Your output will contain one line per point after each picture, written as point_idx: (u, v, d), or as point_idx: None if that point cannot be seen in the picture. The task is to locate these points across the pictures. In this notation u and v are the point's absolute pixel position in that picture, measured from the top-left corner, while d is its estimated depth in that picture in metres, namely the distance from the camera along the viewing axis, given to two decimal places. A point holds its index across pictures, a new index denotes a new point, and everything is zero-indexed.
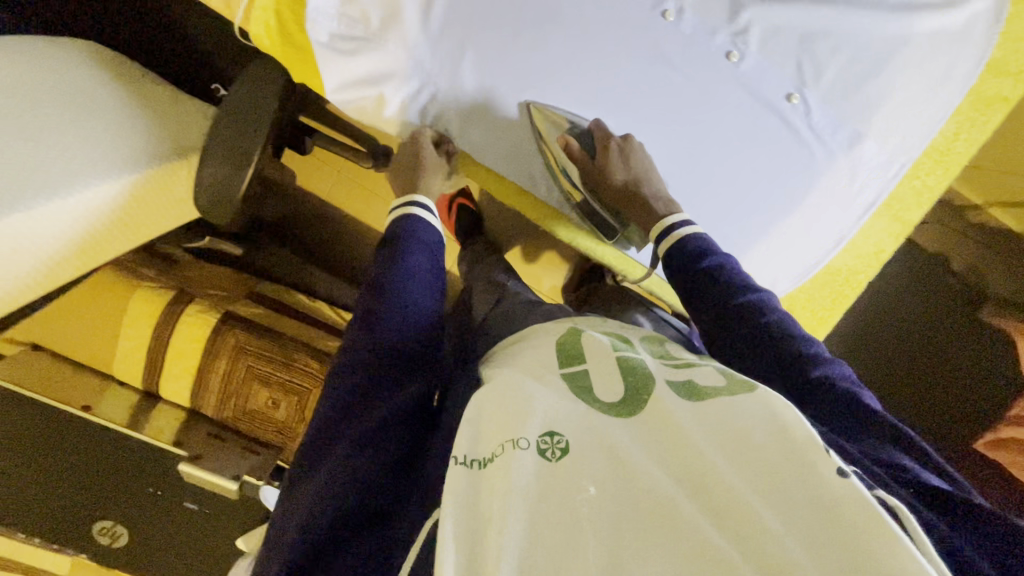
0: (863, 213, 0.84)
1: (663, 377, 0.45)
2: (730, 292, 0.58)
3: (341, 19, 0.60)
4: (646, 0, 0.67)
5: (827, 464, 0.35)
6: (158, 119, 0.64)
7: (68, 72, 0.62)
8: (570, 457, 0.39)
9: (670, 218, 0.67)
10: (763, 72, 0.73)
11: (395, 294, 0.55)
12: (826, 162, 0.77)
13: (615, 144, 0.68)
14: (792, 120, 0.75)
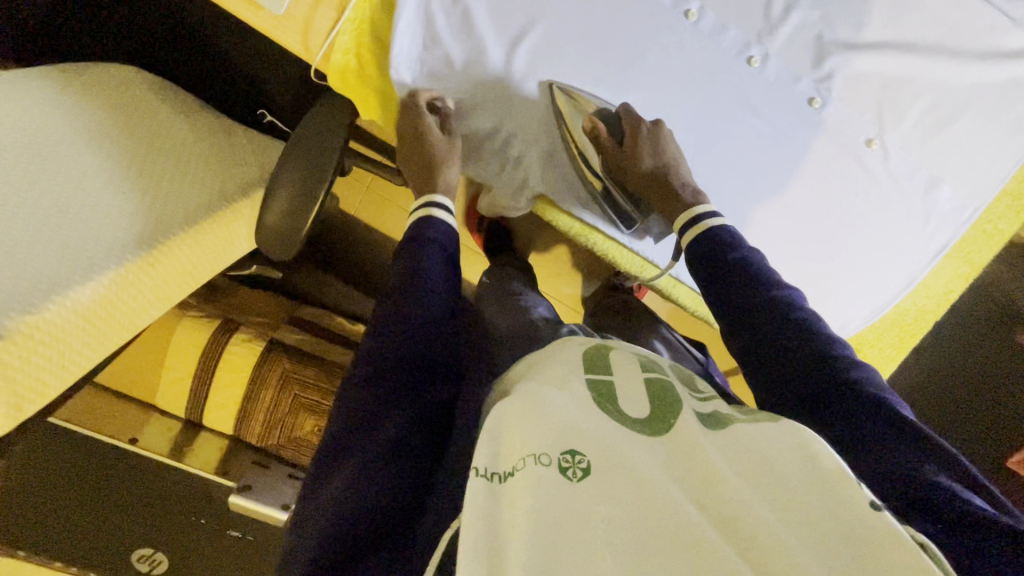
0: (936, 254, 0.76)
1: (692, 407, 0.39)
2: (758, 288, 0.52)
3: (424, 61, 0.60)
4: (731, 44, 0.64)
5: (857, 495, 0.31)
6: (217, 163, 0.65)
7: (121, 105, 0.64)
8: (596, 476, 0.33)
9: (697, 207, 0.59)
10: (845, 118, 0.68)
11: (406, 306, 0.49)
12: (904, 207, 0.72)
13: (644, 129, 0.61)
14: (874, 168, 0.69)
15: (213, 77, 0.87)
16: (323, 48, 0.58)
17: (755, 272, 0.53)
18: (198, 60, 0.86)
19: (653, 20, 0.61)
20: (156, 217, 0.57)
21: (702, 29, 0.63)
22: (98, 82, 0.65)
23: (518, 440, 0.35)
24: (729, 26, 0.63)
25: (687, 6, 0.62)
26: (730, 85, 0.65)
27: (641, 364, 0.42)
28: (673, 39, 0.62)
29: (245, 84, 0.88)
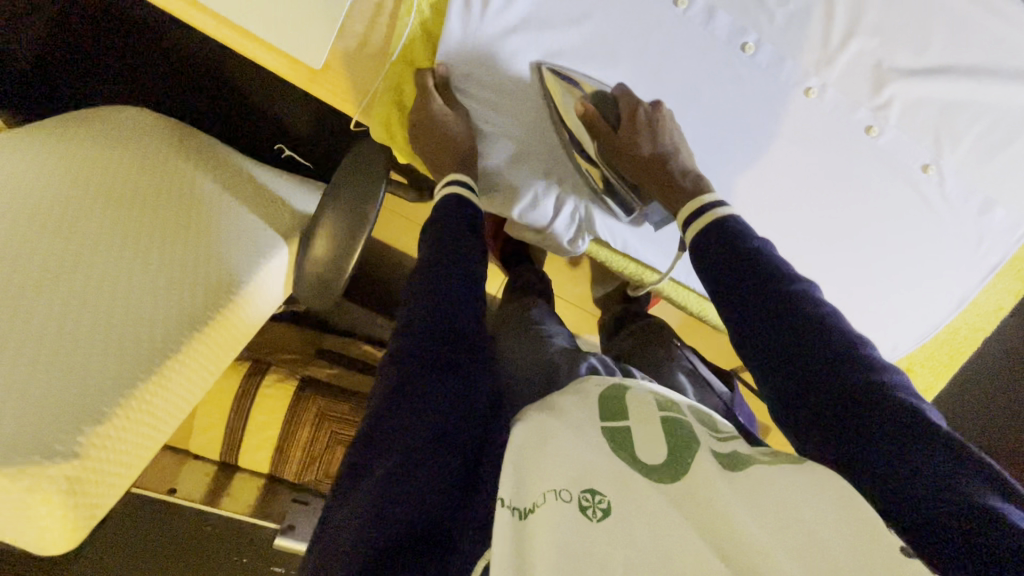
0: (988, 274, 0.73)
1: (710, 445, 0.40)
2: (776, 280, 0.48)
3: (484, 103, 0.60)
4: (790, 76, 0.63)
5: (891, 541, 0.31)
6: (247, 208, 0.65)
7: (141, 151, 0.65)
8: (615, 517, 0.34)
9: (703, 196, 0.56)
10: (902, 145, 0.67)
11: (439, 285, 0.51)
12: (955, 232, 0.70)
13: (643, 112, 0.59)
14: (928, 194, 0.69)
15: (241, 115, 0.91)
16: (363, 100, 0.59)
17: (770, 267, 0.49)
18: (226, 100, 0.90)
19: (707, 57, 0.61)
20: (194, 282, 0.56)
21: (760, 63, 0.62)
22: (123, 129, 0.67)
23: (541, 480, 0.37)
24: (787, 58, 0.62)
25: (744, 40, 0.61)
26: (783, 114, 0.64)
27: (659, 405, 0.43)
28: (729, 74, 0.62)
29: (271, 119, 0.92)
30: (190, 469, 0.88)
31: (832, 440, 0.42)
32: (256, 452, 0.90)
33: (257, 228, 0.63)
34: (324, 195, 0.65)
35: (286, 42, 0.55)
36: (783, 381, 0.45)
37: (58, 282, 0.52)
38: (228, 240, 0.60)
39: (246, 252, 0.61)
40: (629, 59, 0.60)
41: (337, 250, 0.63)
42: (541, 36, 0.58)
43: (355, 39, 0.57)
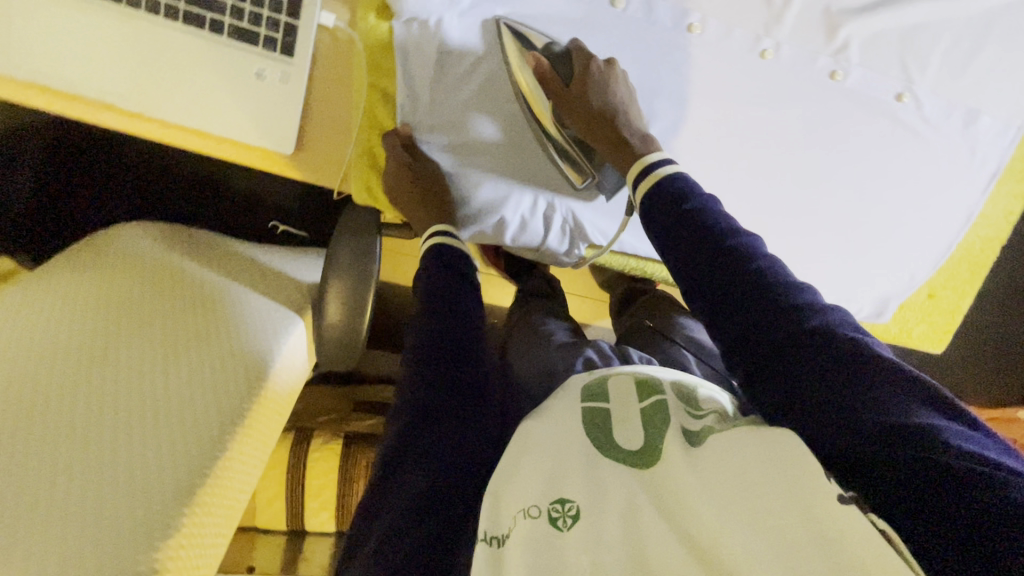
0: (988, 184, 0.71)
1: (681, 424, 0.46)
2: (715, 236, 0.49)
3: (449, 133, 0.62)
4: (742, 44, 0.63)
5: (827, 488, 0.35)
6: (259, 294, 0.75)
7: (152, 268, 0.74)
8: (581, 519, 0.41)
9: (648, 156, 0.57)
10: (871, 81, 0.65)
11: (436, 329, 0.56)
12: (945, 152, 0.69)
13: (596, 68, 0.58)
14: (907, 122, 0.67)
15: (227, 200, 0.95)
16: (342, 172, 0.63)
17: (700, 224, 0.50)
18: (212, 191, 0.95)
19: (652, 45, 0.62)
20: (231, 361, 0.65)
21: (708, 39, 0.62)
22: (136, 252, 0.76)
23: (512, 503, 0.43)
24: (734, 26, 0.62)
25: (689, 20, 0.61)
26: (742, 80, 0.64)
27: (639, 391, 0.49)
28: (681, 57, 0.62)
29: (258, 197, 0.96)
30: (262, 543, 0.95)
31: (781, 390, 0.43)
32: (318, 514, 0.98)
33: (270, 308, 0.74)
34: (326, 263, 0.72)
35: (259, 139, 0.59)
36: (729, 340, 0.46)
37: (110, 393, 0.59)
38: (248, 327, 0.70)
39: (268, 329, 0.71)
40: None
41: (349, 314, 0.71)
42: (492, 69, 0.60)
43: (319, 118, 0.61)
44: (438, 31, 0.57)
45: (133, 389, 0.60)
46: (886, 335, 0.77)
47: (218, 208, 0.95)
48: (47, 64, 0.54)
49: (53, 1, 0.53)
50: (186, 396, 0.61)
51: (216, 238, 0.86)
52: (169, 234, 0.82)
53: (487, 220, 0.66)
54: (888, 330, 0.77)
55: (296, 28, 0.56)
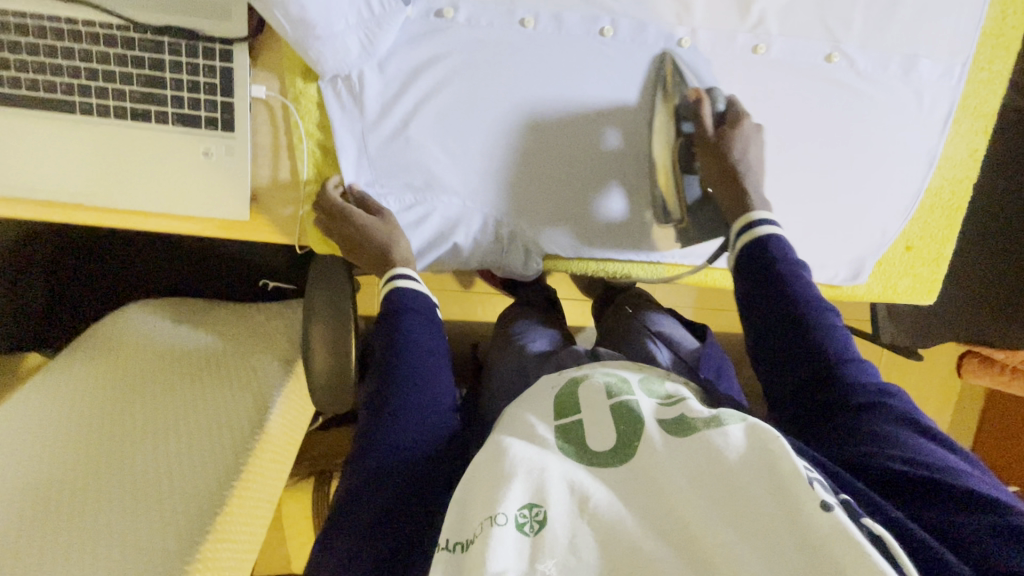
0: (944, 125, 0.69)
1: (653, 415, 0.56)
2: (792, 297, 0.57)
3: (393, 175, 0.66)
4: (656, 36, 0.64)
5: (814, 503, 0.43)
6: (256, 351, 0.81)
7: (161, 338, 0.82)
8: (546, 527, 0.47)
9: (754, 212, 0.62)
10: (795, 48, 0.65)
11: (401, 369, 0.59)
12: (890, 102, 0.68)
13: (745, 127, 0.64)
14: (844, 80, 0.66)
15: (219, 267, 1.00)
16: (298, 227, 0.67)
17: (781, 282, 0.58)
18: (205, 261, 1.00)
19: (569, 57, 0.64)
20: (232, 417, 0.71)
21: (622, 40, 0.64)
22: (147, 323, 0.84)
23: (479, 511, 0.49)
24: (647, 22, 0.63)
25: (600, 26, 0.63)
26: (664, 72, 0.65)
27: (608, 394, 0.58)
28: (598, 62, 0.64)
29: (247, 259, 1.01)
30: None
31: (826, 428, 0.52)
32: None
33: (268, 361, 0.80)
34: (306, 313, 0.76)
35: (217, 211, 0.64)
36: (798, 380, 0.55)
37: (125, 458, 0.66)
38: (247, 384, 0.76)
39: (265, 383, 0.76)
40: (501, 92, 0.64)
41: (338, 358, 0.75)
42: (420, 108, 0.64)
43: (269, 182, 0.65)
44: (362, 83, 0.62)
45: (146, 451, 0.67)
46: (869, 295, 0.75)
47: (214, 276, 1.00)
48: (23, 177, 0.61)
49: (17, 123, 0.59)
50: (194, 452, 0.67)
51: (215, 306, 0.91)
52: (169, 307, 0.88)
53: (441, 246, 0.69)
54: (870, 290, 0.75)
55: (231, 105, 0.61)
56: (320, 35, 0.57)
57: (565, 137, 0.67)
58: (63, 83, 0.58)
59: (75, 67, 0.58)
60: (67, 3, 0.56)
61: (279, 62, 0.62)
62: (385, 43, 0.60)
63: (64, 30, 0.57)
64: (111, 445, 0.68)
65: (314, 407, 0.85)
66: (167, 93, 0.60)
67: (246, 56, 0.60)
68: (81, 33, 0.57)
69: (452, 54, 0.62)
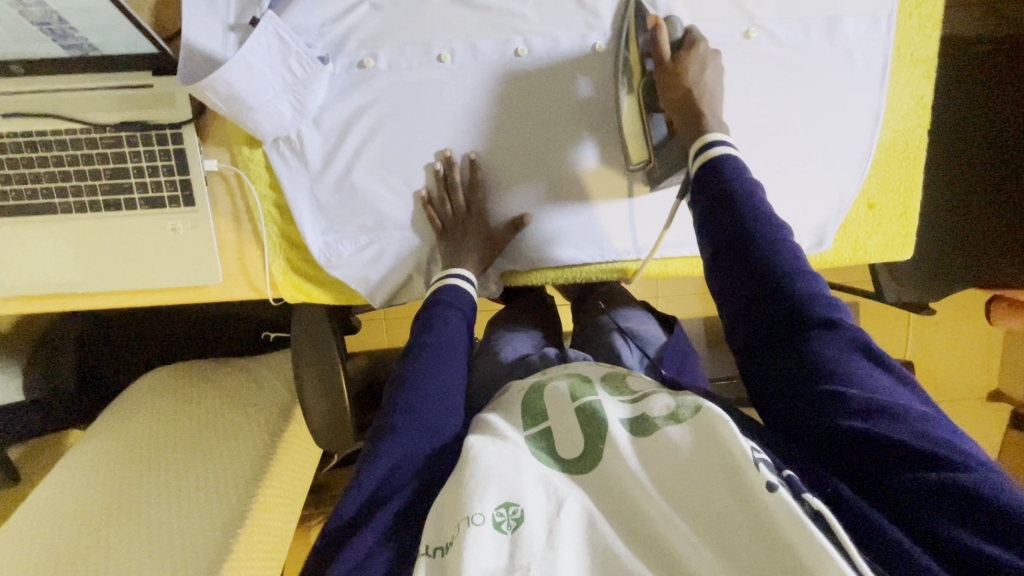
0: (882, 77, 0.67)
1: (618, 417, 0.55)
2: (744, 220, 0.53)
3: (343, 217, 0.69)
4: (571, 46, 0.66)
5: (762, 488, 0.43)
6: (258, 402, 0.88)
7: (170, 398, 0.89)
8: (523, 525, 0.46)
9: (709, 134, 0.58)
10: (711, 32, 0.66)
11: (432, 368, 0.59)
12: (820, 65, 0.67)
13: (699, 52, 0.61)
14: (766, 53, 0.66)
15: (222, 326, 1.07)
16: (266, 281, 0.71)
17: (732, 208, 0.54)
18: (209, 323, 1.07)
19: (490, 80, 0.66)
20: (244, 470, 0.80)
21: (538, 56, 0.66)
22: (156, 385, 0.91)
23: (456, 515, 0.47)
24: (558, 34, 0.65)
25: (514, 46, 0.65)
26: (585, 78, 0.67)
27: (572, 397, 0.57)
28: (518, 81, 0.66)
29: (247, 315, 1.07)
30: None
31: (771, 351, 0.50)
32: None
33: (267, 411, 0.87)
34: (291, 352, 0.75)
35: (192, 279, 0.69)
36: (749, 309, 0.52)
37: (156, 518, 0.75)
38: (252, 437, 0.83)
39: (269, 434, 0.84)
40: (430, 125, 0.67)
41: (326, 392, 0.74)
42: (358, 153, 0.67)
43: (235, 245, 0.70)
44: (302, 141, 0.66)
45: (174, 509, 0.76)
46: (839, 260, 0.74)
47: (219, 335, 1.06)
48: (22, 278, 0.68)
49: (9, 231, 0.66)
50: (204, 507, 0.76)
51: (222, 360, 0.98)
52: (175, 368, 0.95)
53: (400, 274, 0.72)
54: (840, 255, 0.74)
55: (188, 181, 0.66)
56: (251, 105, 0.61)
57: (500, 153, 0.69)
58: (42, 188, 0.65)
59: (50, 173, 0.64)
60: (32, 118, 0.63)
61: (225, 135, 0.67)
62: (315, 100, 0.64)
63: (36, 142, 0.64)
64: (141, 506, 0.76)
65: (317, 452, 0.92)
66: (131, 181, 0.66)
67: (194, 136, 0.65)
68: (48, 141, 0.64)
69: (379, 97, 0.66)
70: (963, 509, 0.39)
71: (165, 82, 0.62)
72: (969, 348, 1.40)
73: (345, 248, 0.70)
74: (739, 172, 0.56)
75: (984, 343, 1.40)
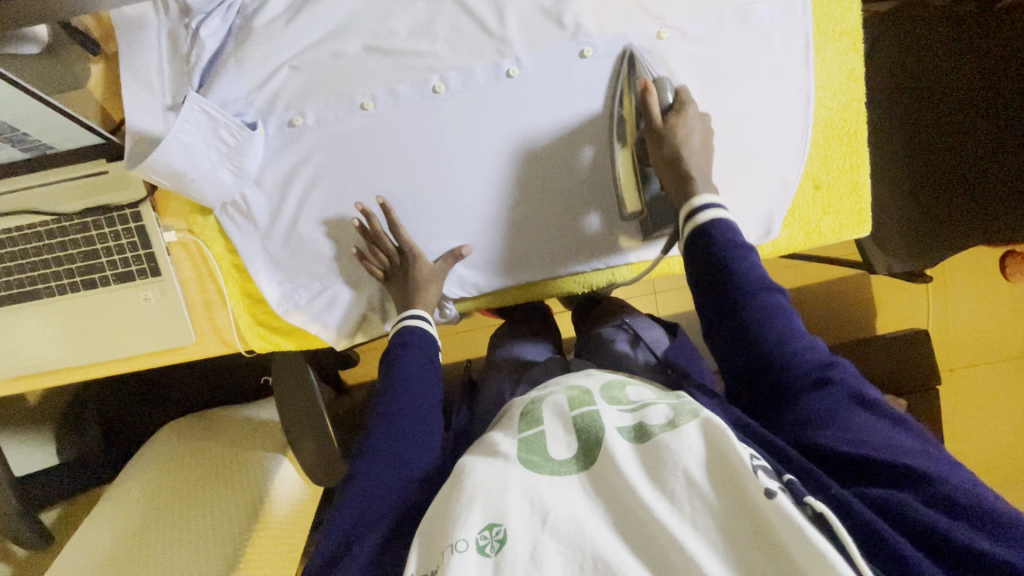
0: (807, 57, 0.66)
1: (614, 424, 0.51)
2: (736, 293, 0.54)
3: (299, 271, 0.73)
4: (485, 75, 0.67)
5: (759, 491, 0.43)
6: (253, 447, 0.93)
7: (175, 452, 0.94)
8: (507, 546, 0.43)
9: (694, 199, 0.59)
10: (622, 39, 0.66)
11: (400, 406, 0.61)
12: (738, 54, 0.66)
13: (687, 112, 0.62)
14: (682, 52, 0.66)
15: (224, 375, 1.13)
16: (236, 336, 0.75)
17: (723, 279, 0.55)
18: (212, 374, 1.13)
19: (415, 118, 0.68)
20: (245, 513, 0.84)
21: (456, 90, 0.67)
22: (162, 440, 0.96)
23: (441, 539, 0.45)
24: (472, 66, 0.67)
25: (431, 84, 0.67)
26: (506, 103, 0.68)
27: (573, 405, 0.54)
28: (440, 118, 0.68)
29: (245, 361, 1.13)
30: None
31: (770, 414, 0.53)
32: None
33: (262, 454, 0.91)
34: (276, 400, 0.78)
35: (170, 342, 0.74)
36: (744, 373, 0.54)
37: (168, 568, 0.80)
38: (251, 480, 0.88)
39: (265, 475, 0.88)
40: (363, 171, 0.70)
41: (311, 433, 0.78)
42: (302, 206, 0.71)
43: (205, 305, 0.74)
44: (247, 202, 0.70)
45: (184, 557, 0.80)
46: (793, 245, 0.72)
47: (223, 384, 1.12)
48: (20, 361, 0.74)
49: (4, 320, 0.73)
50: (210, 549, 0.81)
51: (224, 409, 1.03)
52: (178, 421, 1.00)
53: (353, 317, 0.75)
54: (793, 241, 0.72)
55: (152, 253, 0.71)
56: (193, 178, 0.65)
57: (439, 187, 0.71)
58: (27, 278, 0.71)
59: (32, 262, 0.71)
60: (8, 216, 0.69)
61: (180, 206, 0.72)
62: (252, 163, 0.68)
63: (15, 237, 0.70)
64: (155, 557, 0.81)
65: (315, 487, 0.94)
66: (102, 260, 0.71)
67: (151, 213, 0.70)
68: (25, 235, 0.70)
69: (312, 150, 0.69)
70: (961, 524, 0.42)
71: (116, 166, 0.67)
72: (984, 306, 1.33)
73: (302, 297, 0.74)
74: (731, 239, 0.56)
75: (1000, 299, 1.32)
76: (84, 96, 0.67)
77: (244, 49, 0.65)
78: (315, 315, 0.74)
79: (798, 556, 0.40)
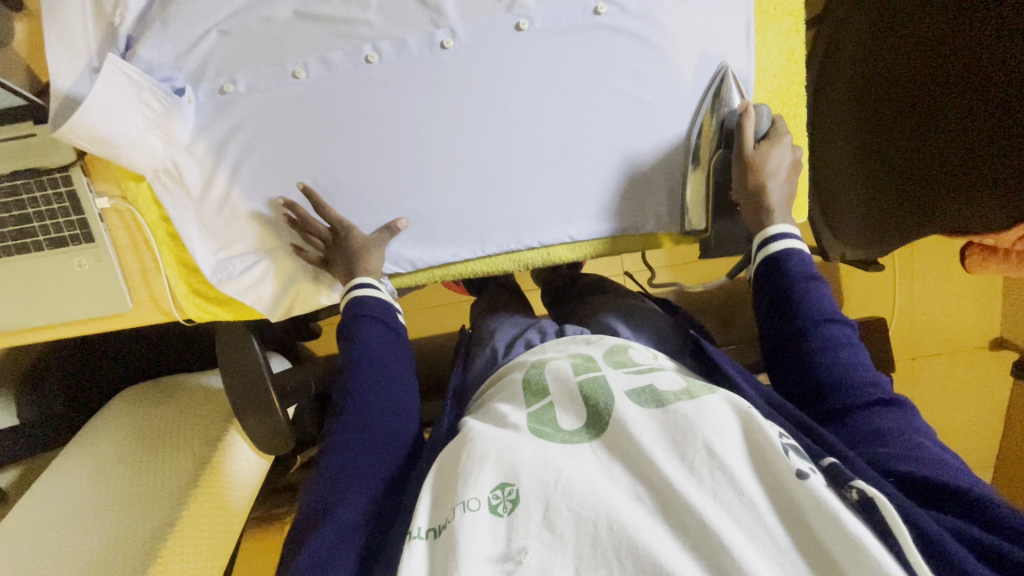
0: (748, 35, 0.67)
1: (623, 389, 0.51)
2: (805, 321, 0.58)
3: (230, 246, 0.73)
4: (419, 46, 0.66)
5: (788, 472, 0.43)
6: (205, 415, 0.94)
7: (128, 416, 0.95)
8: (520, 506, 0.44)
9: (769, 229, 0.64)
10: (559, 13, 0.65)
11: (362, 374, 0.61)
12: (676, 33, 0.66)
13: (779, 147, 0.67)
14: (622, 27, 0.65)
15: (182, 342, 1.13)
16: (171, 304, 0.76)
17: (793, 307, 0.59)
18: (170, 341, 1.14)
19: (349, 86, 0.67)
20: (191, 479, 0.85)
21: (389, 60, 0.66)
22: (118, 404, 0.97)
23: (452, 497, 0.46)
24: (405, 36, 0.65)
25: (364, 54, 0.66)
26: (442, 74, 0.67)
27: (577, 370, 0.54)
28: (375, 88, 0.67)
29: (203, 330, 1.13)
30: None
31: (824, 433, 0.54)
32: None
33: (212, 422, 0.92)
34: (222, 373, 0.78)
35: (107, 309, 0.74)
36: (798, 398, 0.57)
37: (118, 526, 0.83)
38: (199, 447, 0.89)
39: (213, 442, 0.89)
40: (303, 141, 0.69)
41: (255, 402, 0.78)
42: (236, 175, 0.70)
43: (141, 273, 0.74)
44: (179, 169, 0.69)
45: (133, 518, 0.83)
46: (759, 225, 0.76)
47: (182, 351, 1.13)
48: None
49: None
50: (157, 511, 0.83)
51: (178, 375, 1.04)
52: (132, 387, 1.00)
53: (287, 291, 0.76)
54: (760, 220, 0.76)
55: (85, 218, 0.70)
56: (120, 144, 0.63)
57: (379, 159, 0.70)
58: None
59: None
60: None
61: (112, 171, 0.71)
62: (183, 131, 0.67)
63: None
64: (105, 517, 0.84)
65: (266, 458, 0.94)
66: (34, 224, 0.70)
67: (81, 177, 0.69)
68: None
69: (247, 119, 0.68)
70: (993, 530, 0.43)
71: (42, 129, 0.66)
72: (962, 294, 1.33)
73: (236, 268, 0.74)
74: (802, 271, 0.61)
75: (966, 289, 1.32)
76: (9, 57, 0.66)
77: (168, 11, 0.63)
78: (261, 281, 0.75)
79: (818, 533, 0.41)
